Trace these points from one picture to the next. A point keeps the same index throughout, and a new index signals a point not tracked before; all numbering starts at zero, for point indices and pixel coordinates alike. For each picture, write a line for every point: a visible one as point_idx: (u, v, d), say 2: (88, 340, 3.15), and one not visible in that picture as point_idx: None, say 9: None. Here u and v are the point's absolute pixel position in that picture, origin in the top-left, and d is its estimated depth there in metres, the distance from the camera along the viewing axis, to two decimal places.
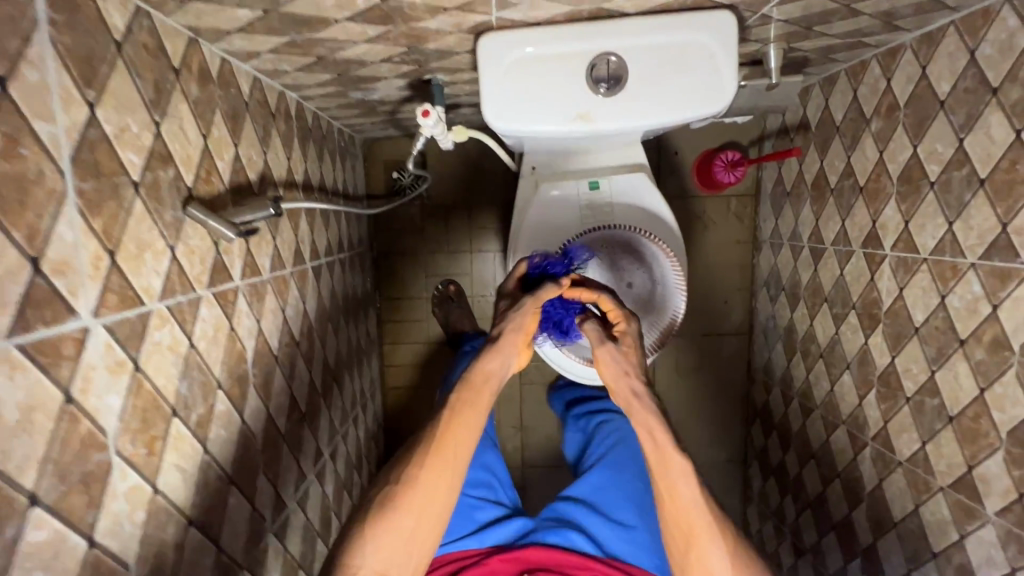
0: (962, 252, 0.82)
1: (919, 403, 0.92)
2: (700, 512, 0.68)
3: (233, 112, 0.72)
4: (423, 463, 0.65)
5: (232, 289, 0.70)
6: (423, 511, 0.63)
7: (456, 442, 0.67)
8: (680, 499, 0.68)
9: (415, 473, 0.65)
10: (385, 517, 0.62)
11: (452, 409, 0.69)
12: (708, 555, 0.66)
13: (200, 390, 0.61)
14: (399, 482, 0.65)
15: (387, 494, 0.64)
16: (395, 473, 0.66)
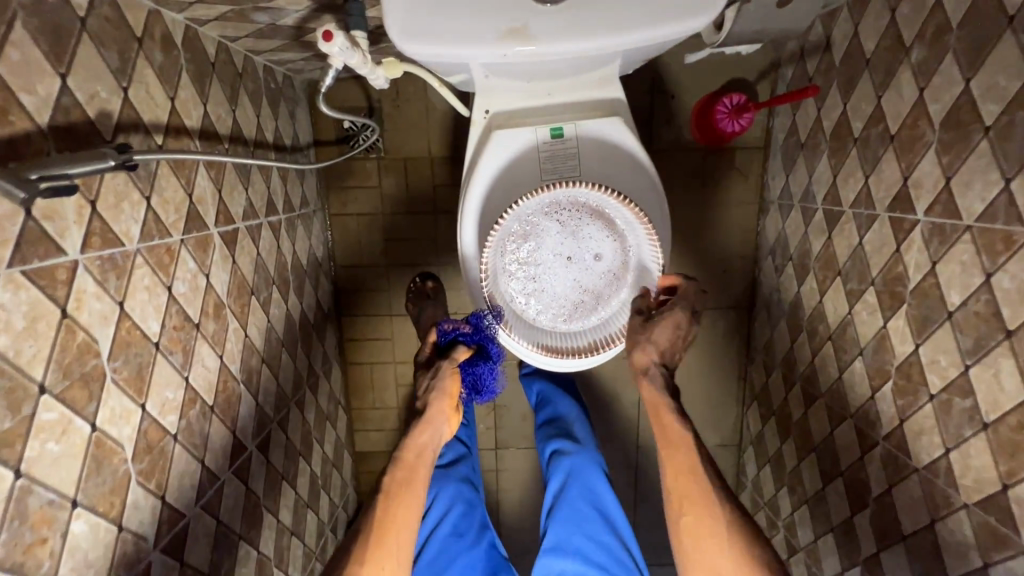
0: (1020, 219, 0.64)
1: (946, 403, 0.76)
2: (693, 483, 0.75)
3: (54, 30, 0.54)
4: (366, 555, 0.68)
5: (64, 265, 0.54)
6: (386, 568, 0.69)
7: (403, 505, 0.74)
8: (681, 468, 0.76)
9: (371, 539, 0.70)
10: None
11: (386, 493, 0.74)
12: (708, 519, 0.73)
13: (2, 400, 0.47)
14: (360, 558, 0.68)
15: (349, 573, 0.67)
16: (354, 547, 0.69)
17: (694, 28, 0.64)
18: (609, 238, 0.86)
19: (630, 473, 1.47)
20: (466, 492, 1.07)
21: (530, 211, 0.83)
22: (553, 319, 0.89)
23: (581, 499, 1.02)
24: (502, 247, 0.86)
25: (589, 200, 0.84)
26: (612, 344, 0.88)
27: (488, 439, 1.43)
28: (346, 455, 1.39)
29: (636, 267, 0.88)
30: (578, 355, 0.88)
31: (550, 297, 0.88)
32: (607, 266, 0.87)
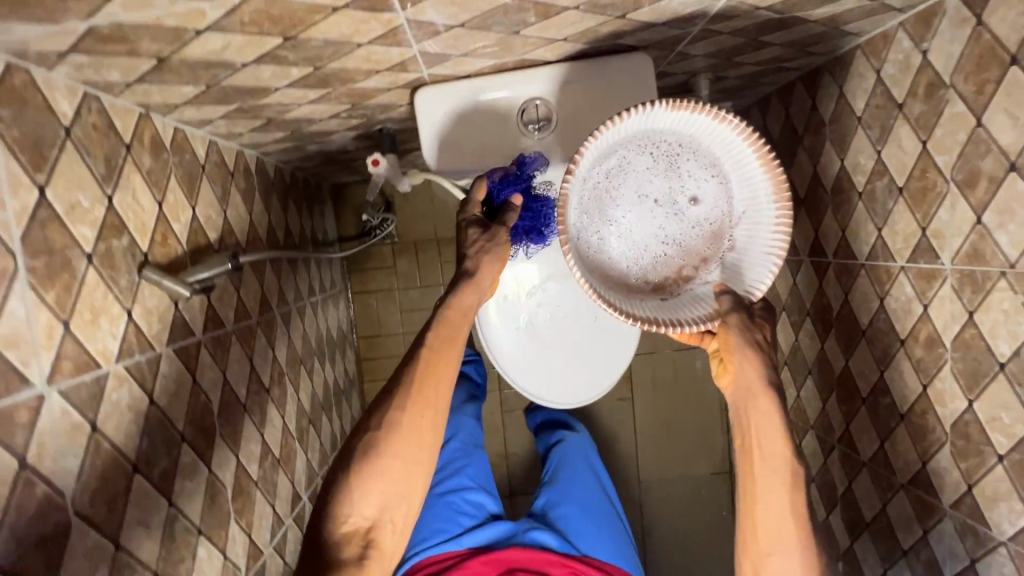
0: (893, 256, 0.87)
1: (874, 403, 0.95)
2: (765, 455, 0.68)
3: (189, 176, 0.76)
4: (404, 408, 0.62)
5: (194, 343, 0.73)
6: (402, 445, 0.61)
7: (436, 374, 0.64)
8: (766, 453, 0.68)
9: (396, 411, 0.62)
10: (369, 459, 0.61)
11: (430, 348, 0.65)
12: (774, 498, 0.67)
13: (163, 445, 0.64)
14: (382, 426, 0.61)
15: (366, 444, 0.61)
16: (382, 407, 0.62)
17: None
18: (724, 203, 0.70)
19: (635, 507, 1.59)
20: (471, 430, 1.18)
21: (643, 133, 0.70)
22: (609, 269, 0.72)
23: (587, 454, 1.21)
24: (601, 160, 0.71)
25: (723, 152, 0.69)
26: (680, 330, 0.68)
27: (503, 486, 1.55)
28: None
29: (734, 261, 0.71)
30: (638, 322, 0.67)
31: (620, 240, 0.73)
32: (700, 241, 0.72)
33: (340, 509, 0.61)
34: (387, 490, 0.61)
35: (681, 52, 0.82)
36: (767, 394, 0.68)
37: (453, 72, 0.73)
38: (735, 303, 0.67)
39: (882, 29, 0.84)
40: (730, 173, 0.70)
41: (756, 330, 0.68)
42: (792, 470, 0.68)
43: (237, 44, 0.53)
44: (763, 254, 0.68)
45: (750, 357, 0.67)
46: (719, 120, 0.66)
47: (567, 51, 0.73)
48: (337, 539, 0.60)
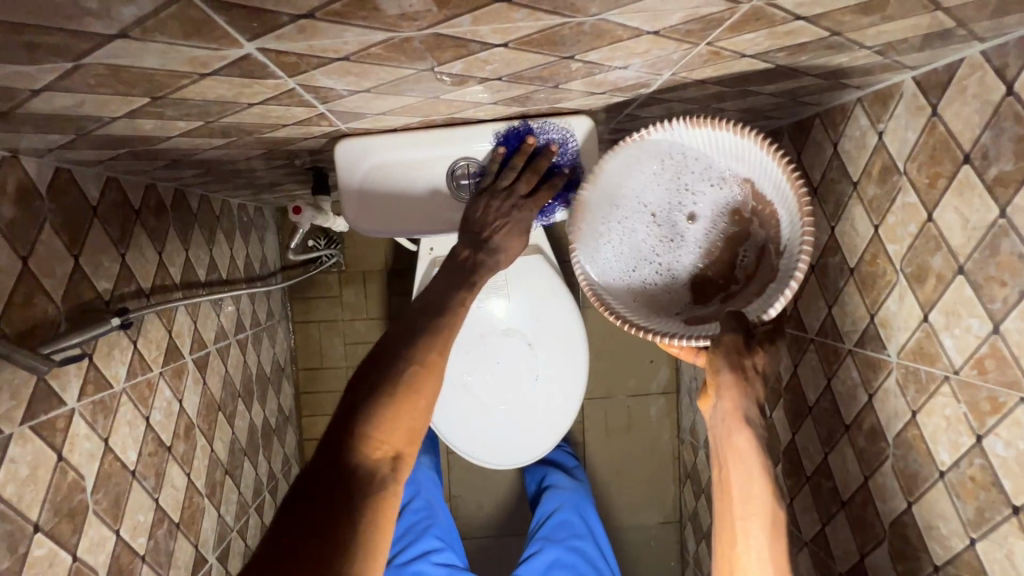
0: (842, 337, 0.84)
1: (817, 483, 0.91)
2: (745, 496, 0.59)
3: (74, 222, 0.68)
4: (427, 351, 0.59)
5: (65, 413, 0.65)
6: (429, 388, 0.58)
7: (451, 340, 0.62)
8: (742, 492, 0.60)
9: (431, 359, 0.59)
10: (403, 391, 0.56)
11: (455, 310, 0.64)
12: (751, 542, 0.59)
13: (3, 543, 0.56)
14: (423, 363, 0.58)
15: (407, 377, 0.57)
16: (413, 352, 0.58)
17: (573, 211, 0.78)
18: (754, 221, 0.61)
19: None
20: (436, 491, 1.19)
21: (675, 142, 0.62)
22: (619, 282, 0.66)
23: (567, 513, 1.20)
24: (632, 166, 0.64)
25: (755, 174, 0.60)
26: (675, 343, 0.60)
27: None
28: None
29: (762, 292, 0.60)
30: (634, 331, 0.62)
31: (633, 252, 0.65)
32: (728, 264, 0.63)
33: (364, 434, 0.54)
34: (410, 431, 0.56)
35: (631, 113, 0.77)
36: (745, 429, 0.60)
37: (375, 126, 0.66)
38: (734, 325, 0.58)
39: (840, 102, 0.80)
40: (765, 195, 0.60)
41: (750, 361, 0.59)
42: (772, 516, 0.59)
43: (95, 101, 0.46)
44: (788, 280, 0.56)
45: (732, 386, 0.59)
46: (741, 136, 0.58)
47: (503, 111, 0.67)
48: (360, 465, 0.53)
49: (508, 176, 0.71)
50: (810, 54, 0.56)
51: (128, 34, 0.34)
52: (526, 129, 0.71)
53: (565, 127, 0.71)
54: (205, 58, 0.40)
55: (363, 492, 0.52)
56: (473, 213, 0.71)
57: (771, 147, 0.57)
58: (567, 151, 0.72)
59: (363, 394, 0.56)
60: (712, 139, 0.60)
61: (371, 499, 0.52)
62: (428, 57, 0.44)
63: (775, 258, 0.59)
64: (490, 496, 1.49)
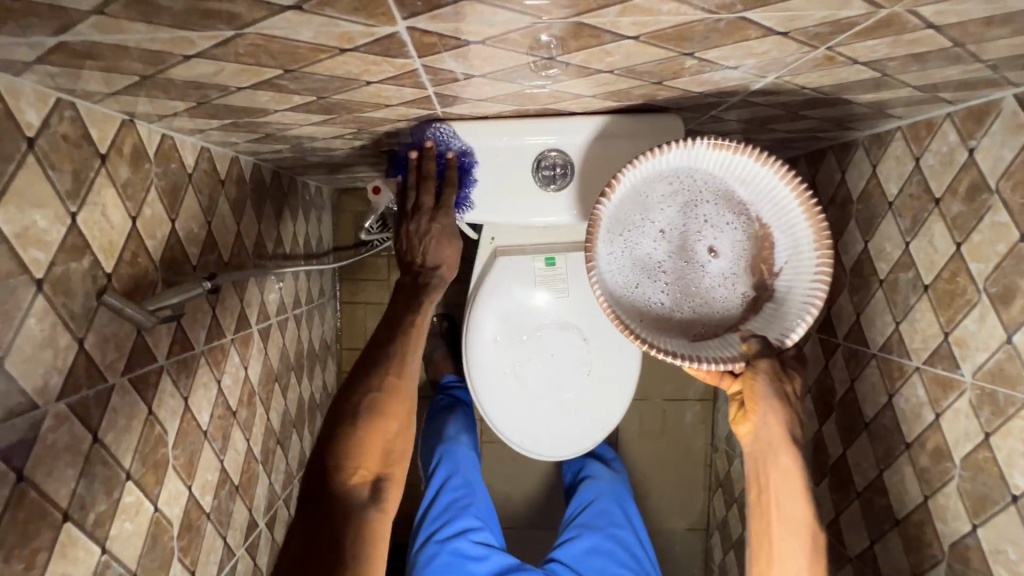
0: (909, 355, 0.83)
1: (869, 500, 0.90)
2: (785, 524, 0.63)
3: (173, 188, 0.71)
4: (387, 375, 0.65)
5: (156, 369, 0.67)
6: (398, 411, 0.64)
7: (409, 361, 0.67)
8: (784, 512, 0.63)
9: (391, 381, 0.64)
10: (367, 417, 0.62)
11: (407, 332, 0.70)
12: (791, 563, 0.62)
13: (102, 486, 0.58)
14: (383, 388, 0.63)
15: (368, 405, 0.62)
16: (374, 380, 0.64)
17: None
18: (753, 242, 0.65)
19: None
20: (475, 470, 1.19)
21: (691, 162, 0.64)
22: (625, 295, 0.66)
23: (606, 502, 1.21)
24: (643, 182, 0.65)
25: (762, 197, 0.64)
26: (700, 367, 0.61)
27: None
28: None
29: (764, 309, 0.65)
30: (657, 353, 0.61)
31: (637, 266, 0.67)
32: (728, 281, 0.66)
33: (340, 462, 0.60)
34: (384, 451, 0.62)
35: (715, 115, 0.77)
36: (789, 449, 0.63)
37: (470, 112, 0.67)
38: (765, 348, 0.61)
39: (928, 116, 0.79)
40: (769, 219, 0.64)
41: (782, 383, 0.62)
42: (810, 536, 0.63)
43: (232, 71, 0.48)
44: (801, 306, 0.61)
45: (777, 409, 0.62)
46: (764, 163, 0.61)
47: (594, 106, 0.68)
48: (342, 489, 0.59)
49: (411, 194, 0.77)
50: (922, 65, 0.56)
51: (300, 6, 0.36)
52: (402, 142, 0.74)
53: (432, 125, 0.72)
54: (354, 34, 0.41)
55: (344, 514, 0.57)
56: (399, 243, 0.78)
57: (791, 175, 0.60)
58: (442, 142, 0.74)
59: (335, 428, 0.62)
60: (729, 161, 0.62)
61: (362, 516, 0.58)
62: (559, 46, 0.45)
63: (774, 278, 0.64)
64: (520, 488, 1.50)
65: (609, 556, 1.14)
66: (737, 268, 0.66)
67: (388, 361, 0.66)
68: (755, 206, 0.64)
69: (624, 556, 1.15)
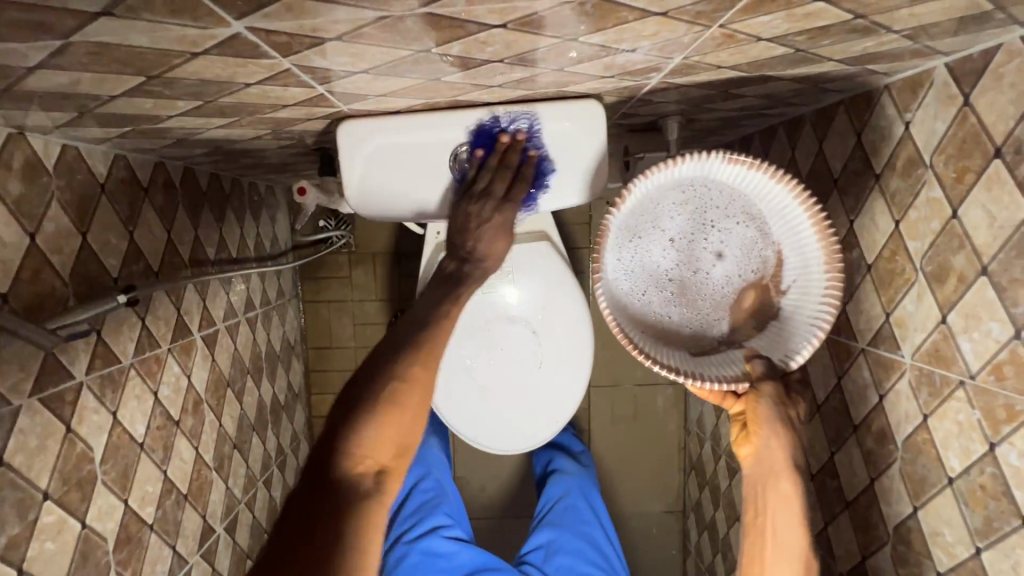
0: (854, 336, 0.81)
1: (822, 483, 0.90)
2: (781, 538, 0.59)
3: (82, 199, 0.69)
4: (415, 360, 0.54)
5: (74, 386, 0.66)
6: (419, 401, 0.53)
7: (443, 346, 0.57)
8: (778, 538, 0.59)
9: (416, 372, 0.54)
10: (382, 409, 0.51)
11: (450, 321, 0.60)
12: None
13: (13, 510, 0.58)
14: (406, 377, 0.53)
15: (389, 391, 0.52)
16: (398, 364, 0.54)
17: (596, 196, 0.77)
18: (765, 262, 0.65)
19: None
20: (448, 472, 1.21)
21: (706, 176, 0.64)
22: (630, 305, 0.67)
23: (573, 498, 1.21)
24: (654, 195, 0.65)
25: (777, 216, 0.63)
26: (700, 384, 0.62)
27: None
28: None
29: (771, 331, 0.65)
30: (653, 366, 0.62)
31: (645, 277, 0.67)
32: (737, 299, 0.66)
33: (346, 449, 0.49)
34: (396, 443, 0.51)
35: (644, 99, 0.74)
36: (790, 478, 0.60)
37: (377, 108, 0.65)
38: (768, 371, 0.60)
39: (868, 89, 0.76)
40: (781, 238, 0.63)
41: (790, 411, 0.61)
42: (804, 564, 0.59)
43: (90, 80, 0.46)
44: (808, 331, 0.61)
45: (779, 432, 0.60)
46: (777, 180, 0.61)
47: (507, 95, 0.65)
48: (342, 477, 0.48)
49: (486, 175, 0.71)
50: (832, 38, 0.53)
51: (112, 12, 0.34)
52: (494, 126, 0.69)
53: (526, 113, 0.68)
54: (194, 38, 0.39)
55: (347, 509, 0.47)
56: (455, 219, 0.71)
57: (805, 195, 0.60)
58: (533, 138, 0.70)
59: (351, 407, 0.51)
60: (746, 176, 0.62)
61: (361, 518, 0.47)
62: (424, 38, 0.43)
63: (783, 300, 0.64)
64: (494, 478, 1.50)
65: (578, 554, 1.14)
66: (746, 283, 0.66)
67: (411, 351, 0.55)
68: (769, 224, 0.64)
69: (591, 551, 1.16)
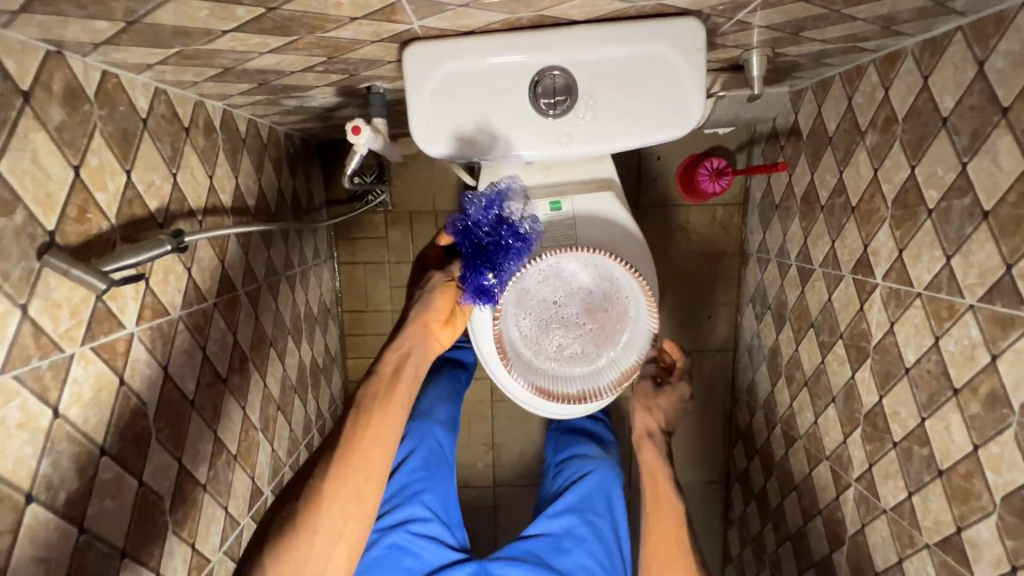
0: (960, 291, 0.74)
1: (907, 450, 0.84)
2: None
3: (124, 134, 0.63)
4: (335, 463, 0.76)
5: (125, 337, 0.62)
6: (352, 491, 0.76)
7: (360, 446, 0.78)
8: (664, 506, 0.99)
9: (332, 474, 0.76)
10: (309, 516, 0.73)
11: (363, 406, 0.81)
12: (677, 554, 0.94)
13: (70, 464, 0.54)
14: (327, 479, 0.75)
15: (313, 494, 0.74)
16: (318, 471, 0.76)
17: (695, 128, 0.67)
18: (608, 297, 0.89)
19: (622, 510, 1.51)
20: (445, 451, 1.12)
21: (541, 267, 0.86)
22: (542, 367, 0.91)
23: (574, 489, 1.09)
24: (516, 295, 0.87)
25: (595, 265, 0.87)
26: (604, 397, 0.90)
27: (487, 475, 1.48)
28: None
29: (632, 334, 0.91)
30: (572, 403, 0.91)
31: (541, 347, 0.90)
32: (606, 325, 0.90)
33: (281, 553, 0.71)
34: (321, 541, 0.73)
35: (742, 21, 0.66)
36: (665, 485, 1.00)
37: (453, 25, 0.57)
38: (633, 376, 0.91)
39: (999, 8, 0.66)
40: (608, 276, 0.88)
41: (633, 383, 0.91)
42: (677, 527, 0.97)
43: None
44: (648, 331, 0.89)
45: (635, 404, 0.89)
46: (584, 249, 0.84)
47: (598, 10, 0.57)
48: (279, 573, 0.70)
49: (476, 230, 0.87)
50: None
51: None
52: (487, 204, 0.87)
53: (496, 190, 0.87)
54: None
55: None
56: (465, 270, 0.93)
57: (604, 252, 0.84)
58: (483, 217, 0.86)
59: (287, 516, 0.74)
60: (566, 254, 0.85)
61: None
62: None
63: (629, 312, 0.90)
64: (532, 445, 1.47)
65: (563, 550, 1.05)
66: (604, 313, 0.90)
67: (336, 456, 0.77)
68: (596, 272, 0.88)
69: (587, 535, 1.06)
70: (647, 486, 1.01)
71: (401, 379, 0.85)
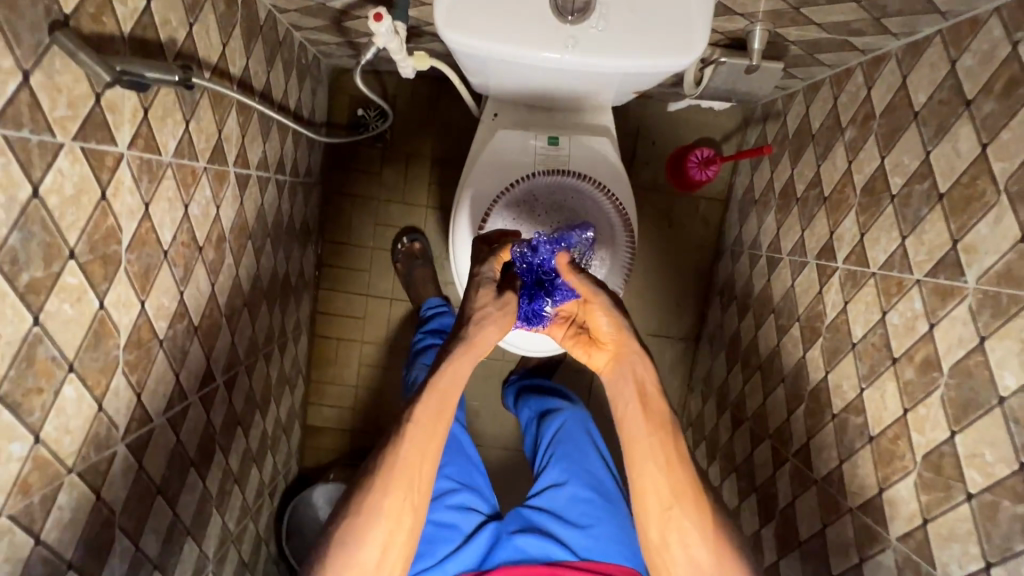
0: (910, 268, 0.80)
1: (844, 420, 0.89)
2: (646, 411, 0.73)
3: None
4: (388, 475, 0.66)
5: (114, 155, 0.61)
6: (410, 504, 0.67)
7: (417, 455, 0.67)
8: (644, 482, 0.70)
9: (381, 484, 0.66)
10: (359, 527, 0.65)
11: (416, 419, 0.68)
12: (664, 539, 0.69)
13: (39, 251, 0.53)
14: (378, 490, 0.66)
15: (366, 505, 0.65)
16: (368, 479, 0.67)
17: (698, 58, 0.71)
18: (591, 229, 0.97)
19: None
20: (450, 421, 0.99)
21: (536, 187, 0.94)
22: None
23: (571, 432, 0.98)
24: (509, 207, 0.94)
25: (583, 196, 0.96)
26: None
27: None
28: (296, 424, 1.39)
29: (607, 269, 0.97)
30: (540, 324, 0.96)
31: None
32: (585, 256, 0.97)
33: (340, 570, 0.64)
34: (382, 550, 0.65)
35: None
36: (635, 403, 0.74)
37: None
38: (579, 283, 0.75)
39: (974, 12, 0.74)
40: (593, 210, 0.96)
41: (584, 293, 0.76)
42: (676, 467, 0.71)
43: None
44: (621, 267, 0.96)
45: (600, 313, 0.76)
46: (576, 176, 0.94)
47: None
48: None
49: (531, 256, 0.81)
50: None
51: None
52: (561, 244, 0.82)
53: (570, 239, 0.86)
54: None
55: None
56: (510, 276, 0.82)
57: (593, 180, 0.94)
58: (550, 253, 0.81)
59: (340, 529, 0.66)
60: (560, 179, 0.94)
61: None
62: None
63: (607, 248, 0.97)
64: (488, 405, 1.47)
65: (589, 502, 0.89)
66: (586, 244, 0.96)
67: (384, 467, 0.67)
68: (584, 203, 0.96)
69: (571, 466, 0.93)
70: (652, 440, 0.71)
71: (458, 376, 0.72)
